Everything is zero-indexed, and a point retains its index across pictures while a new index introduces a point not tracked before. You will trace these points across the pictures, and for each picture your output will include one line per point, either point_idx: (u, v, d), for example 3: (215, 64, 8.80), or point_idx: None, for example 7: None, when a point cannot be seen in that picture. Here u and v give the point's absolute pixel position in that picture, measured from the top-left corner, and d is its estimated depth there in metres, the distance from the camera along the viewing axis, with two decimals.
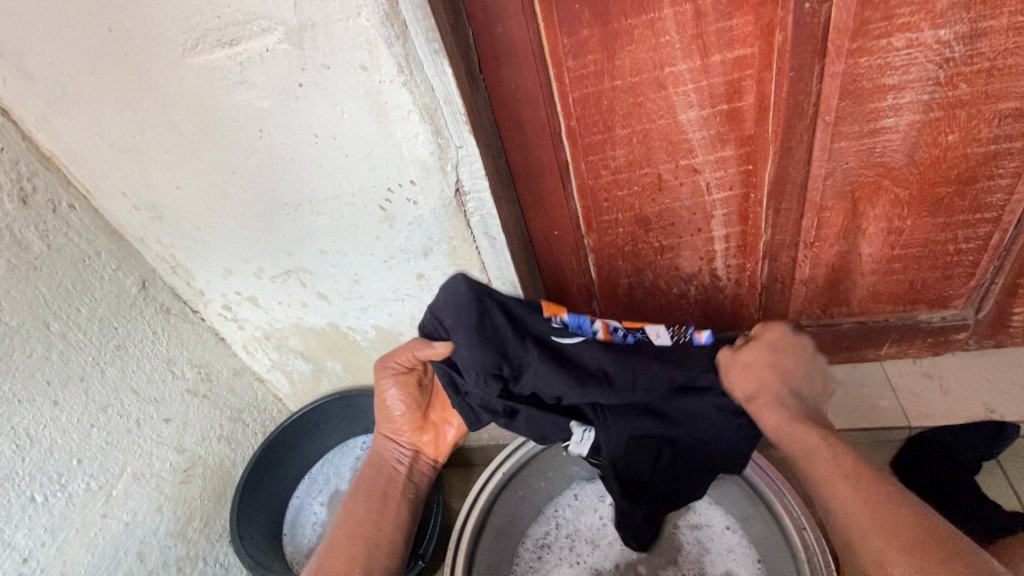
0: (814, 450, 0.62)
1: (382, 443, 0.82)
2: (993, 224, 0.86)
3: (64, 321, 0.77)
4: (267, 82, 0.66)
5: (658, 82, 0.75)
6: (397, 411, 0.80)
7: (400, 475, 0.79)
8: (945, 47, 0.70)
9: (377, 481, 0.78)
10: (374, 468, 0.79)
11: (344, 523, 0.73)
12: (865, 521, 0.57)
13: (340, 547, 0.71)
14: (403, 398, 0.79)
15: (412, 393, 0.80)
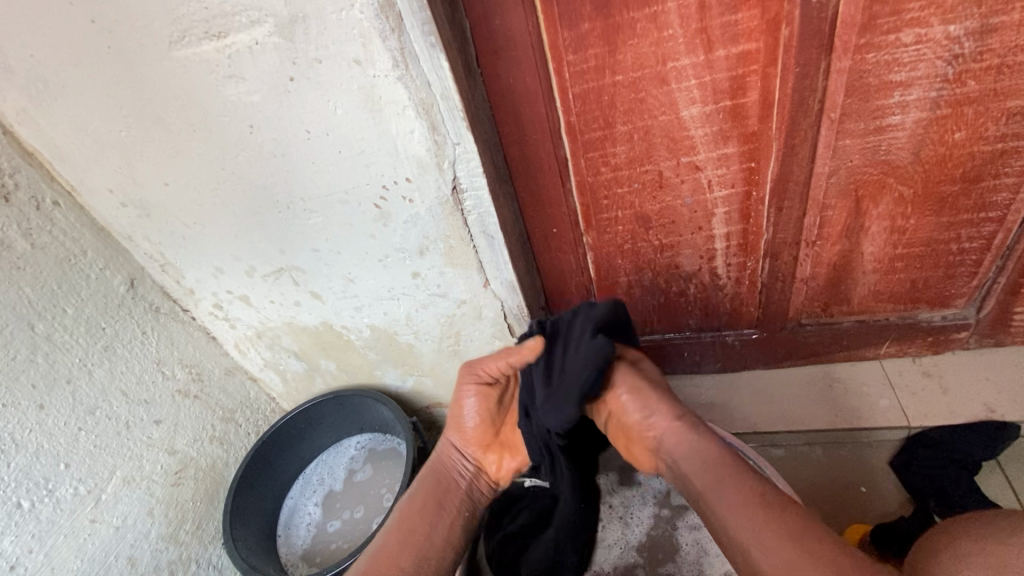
0: (711, 483, 0.57)
1: (447, 450, 0.76)
2: (997, 223, 0.85)
3: (50, 322, 0.74)
4: (257, 77, 0.64)
5: (661, 77, 0.73)
6: (469, 421, 0.74)
7: (457, 489, 0.73)
8: (955, 43, 0.68)
9: (435, 489, 0.73)
10: (435, 476, 0.74)
11: (399, 529, 0.68)
12: (763, 539, 0.51)
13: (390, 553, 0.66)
14: (479, 409, 0.74)
15: (489, 407, 0.74)
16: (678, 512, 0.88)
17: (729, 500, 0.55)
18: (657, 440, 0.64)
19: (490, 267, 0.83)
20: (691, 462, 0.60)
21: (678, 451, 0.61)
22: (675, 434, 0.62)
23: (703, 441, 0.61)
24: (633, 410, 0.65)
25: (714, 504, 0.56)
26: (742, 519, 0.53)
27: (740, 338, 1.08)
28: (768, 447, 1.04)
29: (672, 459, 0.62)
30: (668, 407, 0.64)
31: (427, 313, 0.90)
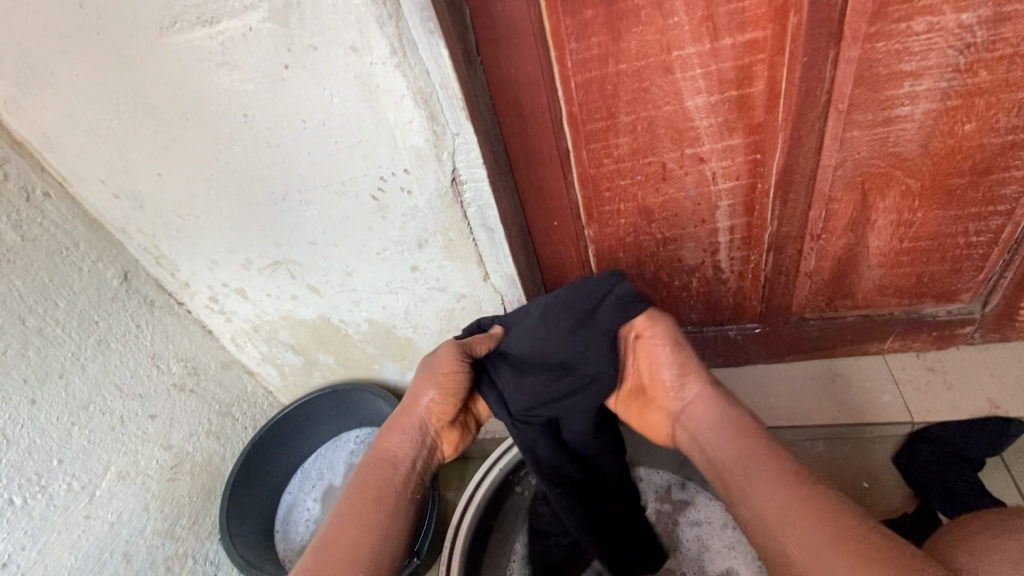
0: (741, 472, 0.55)
1: (396, 429, 0.67)
2: (1006, 216, 0.84)
3: (41, 316, 0.73)
4: (251, 64, 0.62)
5: (665, 66, 0.71)
6: (431, 399, 0.67)
7: (411, 476, 0.65)
8: (967, 31, 0.66)
9: (384, 475, 0.64)
10: (386, 464, 0.65)
11: (344, 520, 0.60)
12: (782, 518, 0.49)
13: (333, 551, 0.57)
14: (445, 389, 0.67)
15: (455, 387, 0.67)
16: (679, 509, 0.87)
17: (764, 497, 0.52)
18: (682, 402, 0.66)
19: (490, 260, 0.81)
20: (722, 445, 0.59)
21: (712, 427, 0.61)
22: (704, 403, 0.64)
23: (737, 424, 0.59)
24: (665, 366, 0.66)
25: (746, 495, 0.54)
26: (773, 514, 0.50)
27: (742, 332, 1.07)
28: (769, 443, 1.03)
29: (697, 426, 0.63)
30: (699, 371, 0.66)
31: (426, 307, 0.88)
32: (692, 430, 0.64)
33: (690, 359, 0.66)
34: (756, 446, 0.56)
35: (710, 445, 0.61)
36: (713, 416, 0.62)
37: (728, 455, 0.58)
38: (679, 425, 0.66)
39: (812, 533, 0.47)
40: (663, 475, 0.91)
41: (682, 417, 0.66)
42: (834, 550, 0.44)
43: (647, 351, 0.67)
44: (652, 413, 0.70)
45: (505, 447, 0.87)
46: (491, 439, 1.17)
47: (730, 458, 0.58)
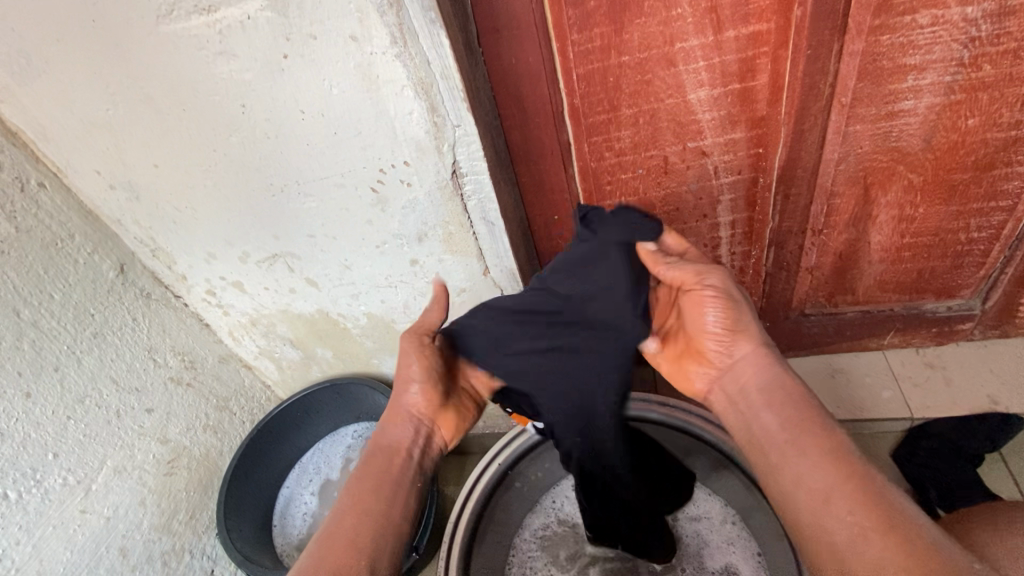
0: (790, 446, 0.54)
1: (393, 420, 0.67)
2: (1007, 212, 0.83)
3: (36, 308, 0.72)
4: (249, 53, 0.61)
5: (668, 58, 0.71)
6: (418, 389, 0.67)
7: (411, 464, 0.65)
8: (972, 25, 0.66)
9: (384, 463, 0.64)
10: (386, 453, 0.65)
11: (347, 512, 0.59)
12: (822, 508, 0.49)
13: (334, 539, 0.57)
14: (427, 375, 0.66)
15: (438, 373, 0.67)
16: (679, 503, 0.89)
17: (812, 475, 0.51)
18: (728, 359, 0.62)
19: (490, 254, 0.80)
20: (769, 411, 0.57)
21: (759, 388, 0.59)
22: (753, 364, 0.61)
23: (783, 391, 0.58)
24: (715, 323, 0.61)
25: (785, 470, 0.54)
26: (818, 496, 0.50)
27: None
28: None
29: (744, 387, 0.60)
30: (751, 329, 0.62)
31: (426, 300, 0.88)
32: (740, 392, 0.61)
33: (743, 315, 0.61)
34: (801, 419, 0.55)
35: (760, 403, 0.58)
36: (762, 376, 0.60)
37: (772, 424, 0.56)
38: (720, 381, 0.63)
39: (857, 522, 0.47)
40: None
41: (727, 376, 0.62)
42: (880, 537, 0.46)
43: (693, 307, 0.62)
44: (691, 364, 0.66)
45: (505, 441, 0.87)
46: (490, 434, 1.17)
47: (773, 429, 0.56)
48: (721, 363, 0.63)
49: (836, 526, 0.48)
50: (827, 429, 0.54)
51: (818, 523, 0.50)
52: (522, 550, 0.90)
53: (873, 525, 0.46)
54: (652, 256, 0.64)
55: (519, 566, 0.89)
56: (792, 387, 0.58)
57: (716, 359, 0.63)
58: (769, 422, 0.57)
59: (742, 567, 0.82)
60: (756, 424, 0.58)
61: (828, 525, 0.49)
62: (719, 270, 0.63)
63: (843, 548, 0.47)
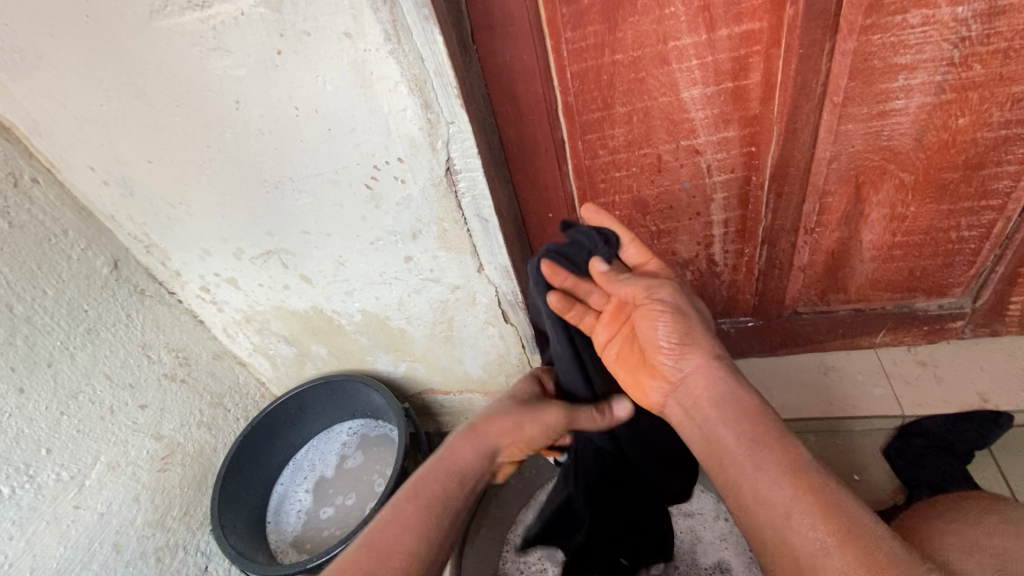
0: (747, 460, 0.51)
1: (469, 441, 0.62)
2: (997, 211, 0.84)
3: (29, 304, 0.72)
4: (243, 49, 0.61)
5: (661, 56, 0.71)
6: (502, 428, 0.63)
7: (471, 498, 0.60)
8: (962, 25, 0.66)
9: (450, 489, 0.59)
10: (454, 480, 0.60)
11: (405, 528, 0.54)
12: (779, 510, 0.48)
13: (384, 556, 0.52)
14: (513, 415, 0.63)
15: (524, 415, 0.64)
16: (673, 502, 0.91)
17: (769, 490, 0.49)
18: (679, 372, 0.60)
19: (484, 252, 0.81)
20: (724, 421, 0.55)
21: (712, 401, 0.57)
22: (705, 375, 0.58)
23: (739, 403, 0.55)
24: (663, 335, 0.59)
25: (744, 487, 0.51)
26: (779, 511, 0.47)
27: (736, 326, 1.07)
28: None
29: (697, 401, 0.58)
30: (702, 342, 0.60)
31: (420, 298, 0.88)
32: (692, 403, 0.59)
33: (691, 324, 0.60)
34: (755, 429, 0.53)
35: (708, 411, 0.57)
36: (715, 389, 0.57)
37: (729, 437, 0.54)
38: (674, 394, 0.61)
39: (821, 538, 0.45)
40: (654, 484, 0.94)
41: (680, 390, 0.60)
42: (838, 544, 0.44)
43: (644, 321, 0.61)
44: (646, 376, 0.64)
45: None
46: None
47: (730, 443, 0.53)
48: (674, 376, 0.61)
49: (799, 544, 0.46)
50: (781, 439, 0.52)
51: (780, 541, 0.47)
52: (516, 546, 0.88)
53: (836, 541, 0.44)
54: (604, 275, 0.65)
55: (513, 562, 0.87)
56: (747, 400, 0.55)
57: (669, 373, 0.61)
58: (727, 437, 0.54)
59: (735, 562, 0.82)
60: (713, 437, 0.55)
61: (790, 544, 0.46)
62: (672, 283, 0.63)
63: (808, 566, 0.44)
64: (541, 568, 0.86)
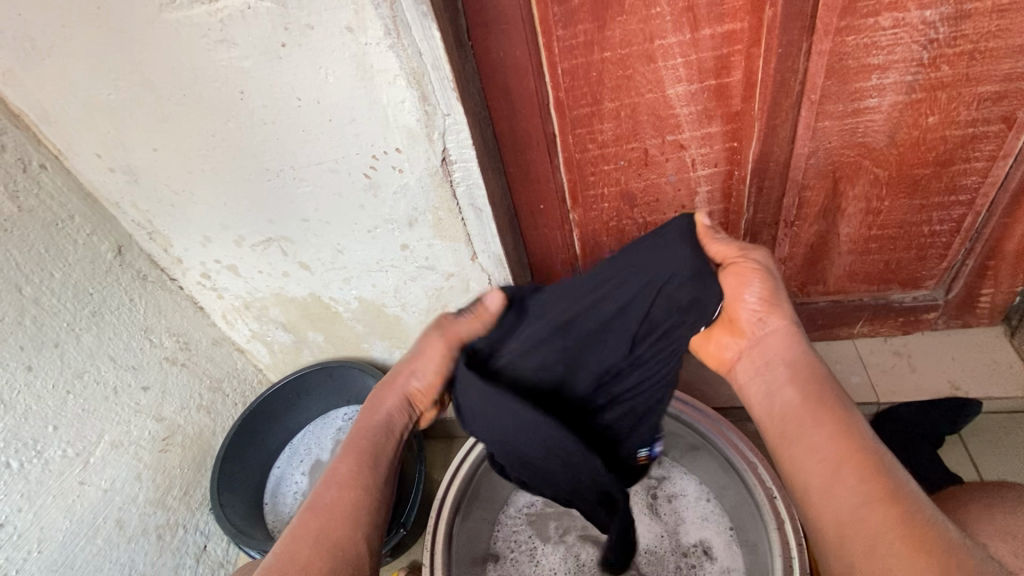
0: (808, 418, 0.57)
1: (392, 394, 0.69)
2: (967, 206, 0.88)
3: (37, 285, 0.74)
4: (249, 42, 0.64)
5: (648, 55, 0.75)
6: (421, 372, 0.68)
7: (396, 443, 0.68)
8: (930, 28, 0.70)
9: (377, 441, 0.66)
10: (381, 431, 0.67)
11: (347, 487, 0.61)
12: (836, 470, 0.53)
13: (327, 514, 0.60)
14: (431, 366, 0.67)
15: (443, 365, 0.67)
16: (657, 483, 0.97)
17: (820, 457, 0.54)
18: (762, 330, 0.64)
19: (478, 240, 0.84)
20: (787, 383, 0.60)
21: (789, 361, 0.62)
22: (786, 338, 0.63)
23: (800, 372, 0.61)
24: (752, 298, 0.62)
25: (796, 448, 0.56)
26: (830, 466, 0.53)
27: None
28: (742, 423, 1.10)
29: (770, 360, 0.63)
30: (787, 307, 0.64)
31: (416, 285, 0.91)
32: (755, 367, 0.64)
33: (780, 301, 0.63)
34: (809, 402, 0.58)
35: (752, 377, 0.64)
36: (793, 351, 0.62)
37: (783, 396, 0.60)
38: (748, 357, 0.65)
39: (863, 498, 0.50)
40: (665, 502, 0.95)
41: (757, 348, 0.64)
42: (882, 507, 0.49)
43: (729, 286, 0.63)
44: (721, 333, 0.68)
45: None
46: None
47: (789, 408, 0.59)
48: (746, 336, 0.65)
49: (868, 514, 0.49)
50: (838, 409, 0.56)
51: (828, 497, 0.52)
52: (506, 525, 0.96)
53: (881, 501, 0.49)
54: (707, 230, 0.66)
55: (504, 541, 0.95)
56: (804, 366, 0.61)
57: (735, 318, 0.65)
58: (790, 398, 0.59)
59: (716, 540, 0.88)
60: (776, 402, 0.60)
61: (834, 502, 0.52)
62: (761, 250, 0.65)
63: (849, 520, 0.50)
64: (531, 545, 0.94)
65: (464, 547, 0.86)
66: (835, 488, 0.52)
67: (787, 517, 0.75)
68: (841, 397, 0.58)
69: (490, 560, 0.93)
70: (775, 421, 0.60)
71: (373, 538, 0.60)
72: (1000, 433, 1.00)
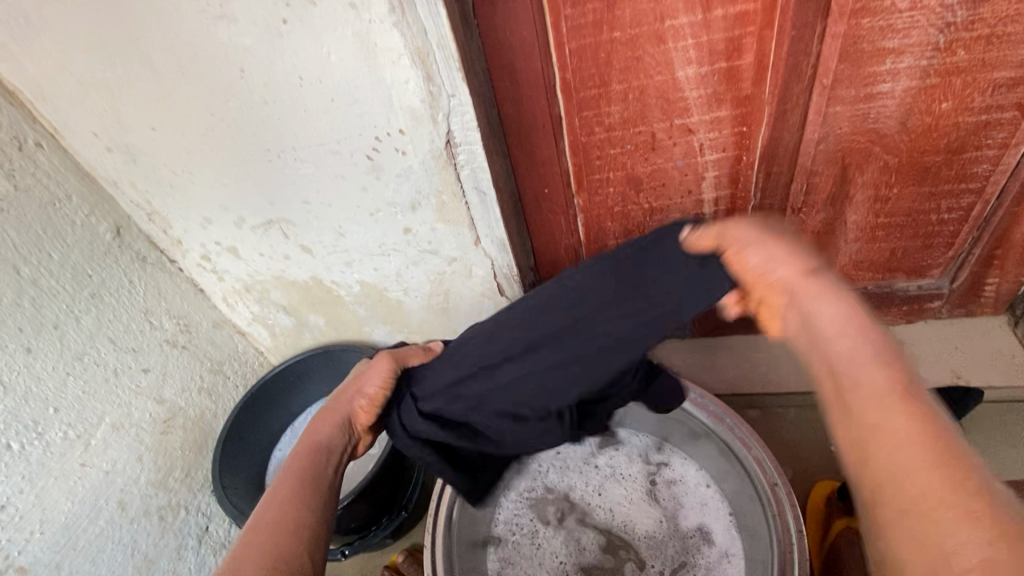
0: (858, 380, 0.37)
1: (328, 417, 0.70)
2: (977, 194, 0.87)
3: (35, 267, 0.73)
4: (249, 18, 0.62)
5: (658, 35, 0.73)
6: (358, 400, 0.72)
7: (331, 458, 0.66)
8: (947, 11, 0.69)
9: (318, 459, 0.65)
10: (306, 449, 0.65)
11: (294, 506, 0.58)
12: (902, 457, 0.34)
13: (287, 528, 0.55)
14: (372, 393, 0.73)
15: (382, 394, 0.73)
16: (656, 468, 0.97)
17: (960, 438, 0.35)
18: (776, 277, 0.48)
19: (482, 225, 0.83)
20: (839, 308, 0.42)
21: (826, 309, 0.42)
22: (824, 290, 0.43)
23: (855, 308, 0.41)
24: (754, 256, 0.50)
25: (846, 414, 0.38)
26: (888, 448, 0.35)
27: None
28: (745, 408, 1.10)
29: (810, 312, 0.43)
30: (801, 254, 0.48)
31: (418, 270, 0.91)
32: (801, 316, 0.44)
33: (779, 228, 0.53)
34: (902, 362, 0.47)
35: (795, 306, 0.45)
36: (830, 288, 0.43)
37: (837, 315, 0.41)
38: (790, 307, 0.46)
39: (941, 491, 0.32)
40: (669, 490, 0.95)
41: (790, 301, 0.46)
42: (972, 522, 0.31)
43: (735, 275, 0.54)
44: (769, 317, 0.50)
45: None
46: None
47: (836, 356, 0.40)
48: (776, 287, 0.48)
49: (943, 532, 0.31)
50: (912, 384, 0.36)
51: (967, 469, 0.33)
52: (507, 509, 0.96)
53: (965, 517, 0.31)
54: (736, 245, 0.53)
55: (505, 524, 0.95)
56: (862, 303, 0.42)
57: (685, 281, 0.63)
58: (825, 348, 0.41)
59: (715, 525, 0.89)
60: (825, 345, 0.41)
61: (952, 492, 0.32)
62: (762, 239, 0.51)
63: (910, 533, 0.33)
64: (533, 529, 0.95)
65: (465, 527, 0.89)
66: (907, 476, 0.33)
67: (790, 504, 0.80)
68: (906, 360, 0.38)
69: (490, 543, 0.93)
70: (821, 384, 0.41)
71: (317, 550, 0.55)
72: (998, 423, 0.99)
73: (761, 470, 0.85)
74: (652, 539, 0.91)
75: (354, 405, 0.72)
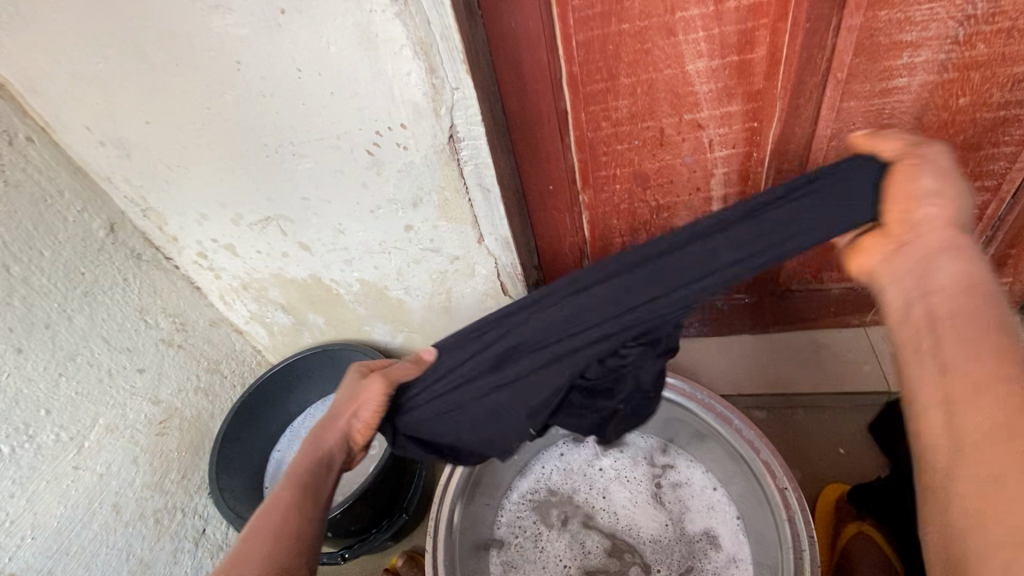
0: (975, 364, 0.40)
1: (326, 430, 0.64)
2: (992, 192, 0.85)
3: (26, 265, 0.71)
4: (245, 8, 0.60)
5: (668, 28, 0.71)
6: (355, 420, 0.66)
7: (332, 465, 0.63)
8: (968, 3, 0.66)
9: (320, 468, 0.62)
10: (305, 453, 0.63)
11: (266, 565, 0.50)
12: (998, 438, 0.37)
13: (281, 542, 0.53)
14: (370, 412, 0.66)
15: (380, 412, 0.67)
16: (661, 471, 0.95)
17: None
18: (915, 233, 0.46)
19: (485, 223, 0.81)
20: (960, 269, 0.43)
21: (950, 270, 0.44)
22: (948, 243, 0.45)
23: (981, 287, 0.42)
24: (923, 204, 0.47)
25: (952, 388, 0.40)
26: (982, 428, 0.38)
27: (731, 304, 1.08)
28: (749, 409, 1.09)
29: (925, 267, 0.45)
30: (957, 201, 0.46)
31: (419, 268, 0.88)
32: (912, 266, 0.46)
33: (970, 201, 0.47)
34: (997, 319, 0.41)
35: (898, 277, 0.47)
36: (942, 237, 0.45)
37: (953, 277, 0.43)
38: (902, 257, 0.47)
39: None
40: (674, 493, 0.93)
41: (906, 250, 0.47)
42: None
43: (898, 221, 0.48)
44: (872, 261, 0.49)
45: None
46: None
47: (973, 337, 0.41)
48: (904, 230, 0.48)
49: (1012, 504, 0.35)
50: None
51: None
52: (510, 511, 0.96)
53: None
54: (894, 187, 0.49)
55: (508, 526, 0.94)
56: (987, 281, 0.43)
57: (898, 228, 0.48)
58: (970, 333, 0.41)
59: (721, 529, 0.88)
60: (957, 321, 0.42)
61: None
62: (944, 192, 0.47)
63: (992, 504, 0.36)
64: (536, 531, 0.94)
65: (467, 530, 0.87)
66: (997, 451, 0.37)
67: (797, 507, 0.75)
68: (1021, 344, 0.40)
69: (493, 546, 0.92)
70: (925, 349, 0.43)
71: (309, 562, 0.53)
72: None
73: (766, 471, 0.79)
74: (657, 543, 0.90)
75: (349, 426, 0.65)
